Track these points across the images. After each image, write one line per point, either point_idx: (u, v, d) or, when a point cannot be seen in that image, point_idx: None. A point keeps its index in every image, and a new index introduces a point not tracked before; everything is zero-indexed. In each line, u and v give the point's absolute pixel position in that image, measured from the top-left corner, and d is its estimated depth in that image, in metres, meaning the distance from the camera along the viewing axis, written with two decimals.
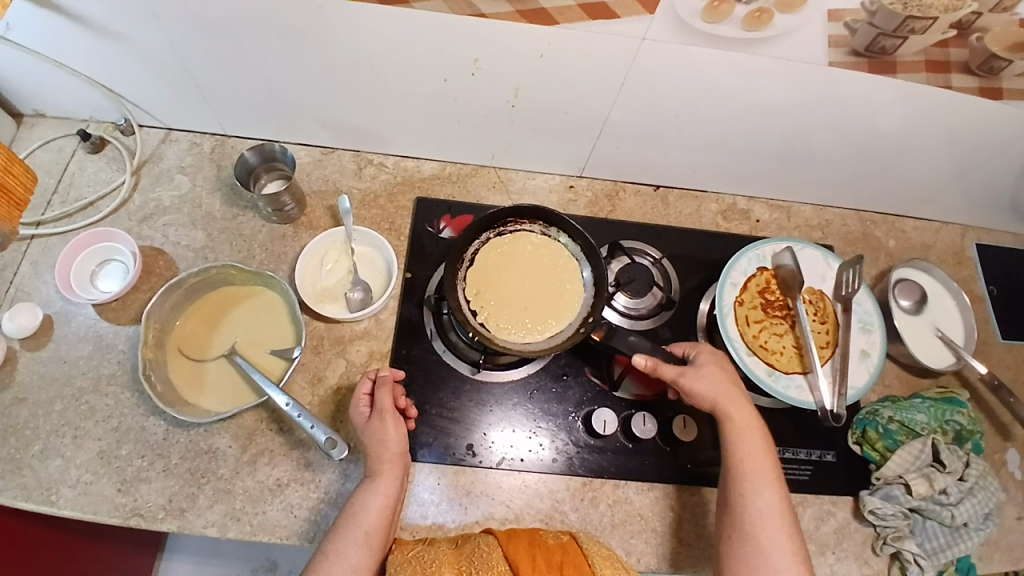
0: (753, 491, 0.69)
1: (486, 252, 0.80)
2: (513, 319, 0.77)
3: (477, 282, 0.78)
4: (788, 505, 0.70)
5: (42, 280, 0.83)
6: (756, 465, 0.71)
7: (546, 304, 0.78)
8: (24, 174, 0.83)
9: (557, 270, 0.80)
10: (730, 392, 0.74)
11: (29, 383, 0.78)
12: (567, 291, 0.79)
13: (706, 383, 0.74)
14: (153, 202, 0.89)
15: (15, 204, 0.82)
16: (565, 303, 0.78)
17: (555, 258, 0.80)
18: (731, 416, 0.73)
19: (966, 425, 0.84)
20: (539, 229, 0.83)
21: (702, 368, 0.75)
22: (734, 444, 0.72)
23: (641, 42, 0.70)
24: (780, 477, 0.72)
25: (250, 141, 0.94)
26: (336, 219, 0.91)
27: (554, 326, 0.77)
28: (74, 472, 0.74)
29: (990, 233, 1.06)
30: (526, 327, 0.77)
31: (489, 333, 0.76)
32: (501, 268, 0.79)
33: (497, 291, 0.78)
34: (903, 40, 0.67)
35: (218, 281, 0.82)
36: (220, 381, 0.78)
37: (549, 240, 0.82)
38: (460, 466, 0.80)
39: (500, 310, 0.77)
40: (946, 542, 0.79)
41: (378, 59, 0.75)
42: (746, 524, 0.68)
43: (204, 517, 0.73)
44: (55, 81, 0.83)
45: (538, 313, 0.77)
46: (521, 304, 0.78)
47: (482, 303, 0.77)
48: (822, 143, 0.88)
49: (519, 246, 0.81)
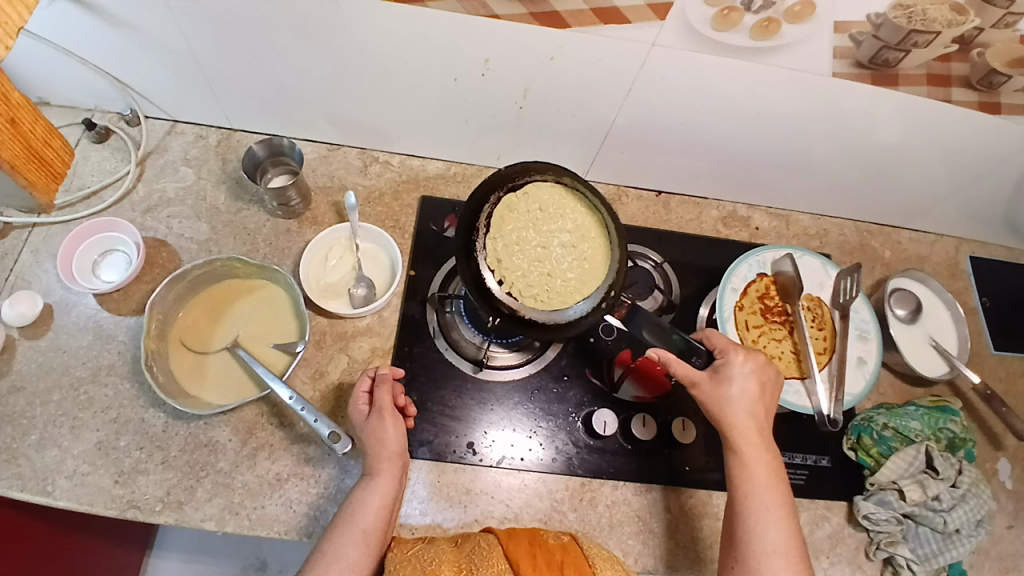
0: (760, 520, 0.67)
1: (499, 212, 0.70)
2: (537, 286, 0.68)
3: (492, 244, 0.68)
4: (797, 534, 0.68)
5: (43, 268, 0.82)
6: (763, 499, 0.68)
7: (572, 268, 0.69)
8: (64, 147, 0.86)
9: (578, 232, 0.71)
10: (739, 420, 0.70)
11: (27, 371, 0.77)
12: (592, 253, 0.70)
13: (715, 406, 0.71)
14: (157, 193, 0.89)
15: (54, 175, 0.85)
16: (591, 266, 0.69)
17: (576, 218, 0.72)
18: (739, 443, 0.70)
19: (958, 433, 0.85)
20: (551, 178, 0.73)
21: (712, 390, 0.72)
22: (739, 473, 0.69)
23: (651, 47, 0.71)
24: (788, 507, 0.69)
25: (255, 135, 0.94)
26: (340, 216, 0.91)
27: (584, 290, 0.68)
28: (71, 463, 0.73)
29: (983, 247, 1.08)
30: (554, 294, 0.68)
31: (513, 303, 0.67)
32: (520, 229, 0.70)
33: (516, 256, 0.68)
34: (906, 53, 0.69)
35: (223, 273, 0.82)
36: (222, 373, 0.77)
37: (565, 194, 0.73)
38: (460, 464, 0.80)
39: (522, 276, 0.68)
40: (938, 549, 0.79)
41: (391, 56, 0.76)
42: (750, 557, 0.66)
43: (202, 510, 0.73)
44: (63, 70, 0.83)
45: (564, 279, 0.68)
46: (543, 268, 0.69)
47: (502, 270, 0.68)
48: (823, 153, 0.89)
49: (533, 202, 0.71)
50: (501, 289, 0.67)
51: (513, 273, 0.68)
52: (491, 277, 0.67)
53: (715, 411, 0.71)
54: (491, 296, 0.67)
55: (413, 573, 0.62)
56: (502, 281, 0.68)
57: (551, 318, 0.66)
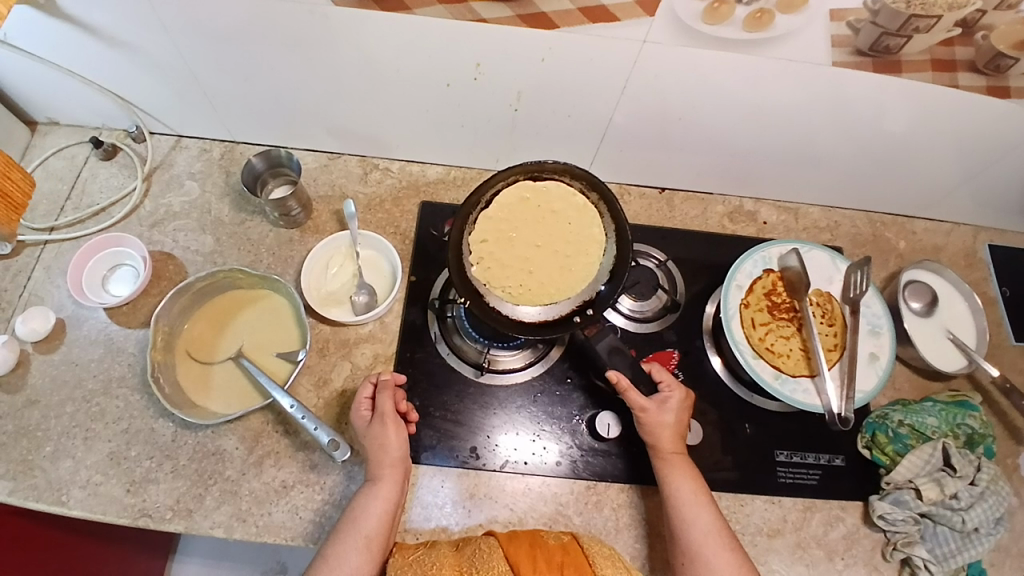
0: (687, 514, 0.71)
1: (513, 192, 0.79)
2: (512, 279, 0.76)
3: (488, 225, 0.77)
4: (724, 521, 0.72)
5: (55, 284, 0.85)
6: (685, 495, 0.72)
7: (555, 271, 0.77)
8: (25, 178, 0.76)
9: (580, 243, 0.78)
10: (658, 430, 0.75)
11: (41, 386, 0.79)
12: (581, 267, 0.77)
13: (645, 427, 0.75)
14: (163, 208, 0.91)
15: (14, 208, 0.75)
16: (572, 279, 0.76)
17: (584, 231, 0.78)
18: (666, 452, 0.75)
19: (977, 429, 0.82)
20: (580, 187, 0.80)
21: (652, 409, 0.75)
22: (666, 476, 0.74)
23: (642, 44, 0.70)
24: (710, 497, 0.73)
25: (257, 147, 0.95)
26: (341, 223, 0.92)
27: (552, 298, 0.76)
28: (85, 473, 0.75)
29: (1002, 235, 1.04)
30: (524, 290, 0.76)
31: (481, 286, 0.76)
32: (521, 225, 0.78)
33: (505, 249, 0.77)
34: (907, 39, 0.66)
35: (226, 284, 0.83)
36: (226, 383, 0.79)
37: (586, 205, 0.79)
38: (463, 469, 0.80)
39: (501, 269, 0.76)
40: (956, 548, 0.77)
41: (384, 64, 0.76)
42: (692, 549, 0.69)
43: (210, 518, 0.74)
44: (69, 89, 0.85)
45: (541, 281, 0.76)
46: (527, 267, 0.77)
47: (481, 251, 0.77)
48: (830, 144, 0.87)
49: (553, 203, 0.79)
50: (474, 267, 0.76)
51: (494, 260, 0.76)
52: (469, 260, 0.77)
53: (651, 428, 0.75)
54: (466, 282, 0.75)
55: None
56: (480, 260, 0.76)
57: (507, 310, 0.75)
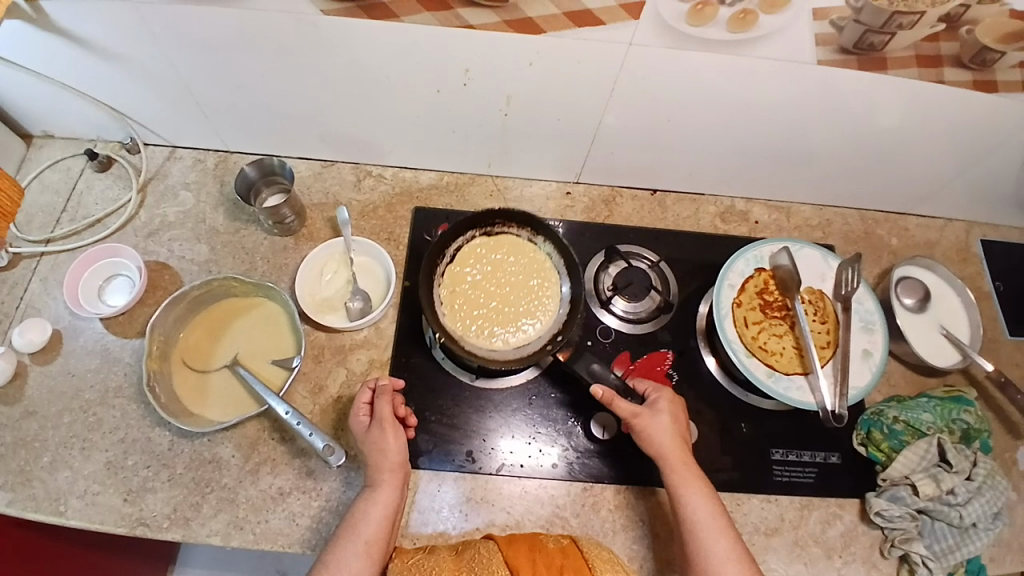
0: (701, 531, 0.70)
1: (470, 247, 0.83)
2: (482, 325, 0.79)
3: (453, 278, 0.81)
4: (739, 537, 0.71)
5: (52, 296, 0.86)
6: (699, 510, 0.71)
7: (518, 312, 0.80)
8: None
9: (537, 286, 0.81)
10: (667, 443, 0.73)
11: (38, 397, 0.80)
12: (542, 306, 0.80)
13: (646, 434, 0.74)
14: (158, 218, 0.91)
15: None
16: (535, 318, 0.80)
17: (540, 274, 0.82)
18: (674, 463, 0.73)
19: (973, 424, 0.82)
20: (528, 234, 0.84)
21: (646, 415, 0.75)
22: (678, 492, 0.72)
23: (629, 47, 0.71)
24: (724, 513, 0.72)
25: (251, 156, 0.96)
26: (335, 230, 0.92)
27: (522, 337, 0.79)
28: (82, 483, 0.75)
29: (995, 229, 1.04)
30: (494, 334, 0.79)
31: (453, 333, 0.78)
32: (479, 273, 0.81)
33: (472, 297, 0.80)
34: (892, 35, 0.68)
35: (220, 293, 0.84)
36: (222, 391, 0.79)
37: (538, 251, 0.83)
38: (461, 473, 0.80)
39: (471, 315, 0.79)
40: (955, 544, 0.77)
41: (376, 72, 0.77)
42: (702, 567, 0.68)
43: (208, 526, 0.74)
44: (64, 103, 0.86)
45: (509, 323, 0.79)
46: (491, 311, 0.80)
47: (449, 301, 0.80)
48: (818, 142, 0.87)
49: (505, 252, 0.83)
50: (443, 314, 0.79)
51: (463, 308, 0.79)
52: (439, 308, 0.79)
53: (646, 435, 0.74)
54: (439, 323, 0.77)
55: None
56: (449, 310, 0.79)
57: (481, 352, 0.77)
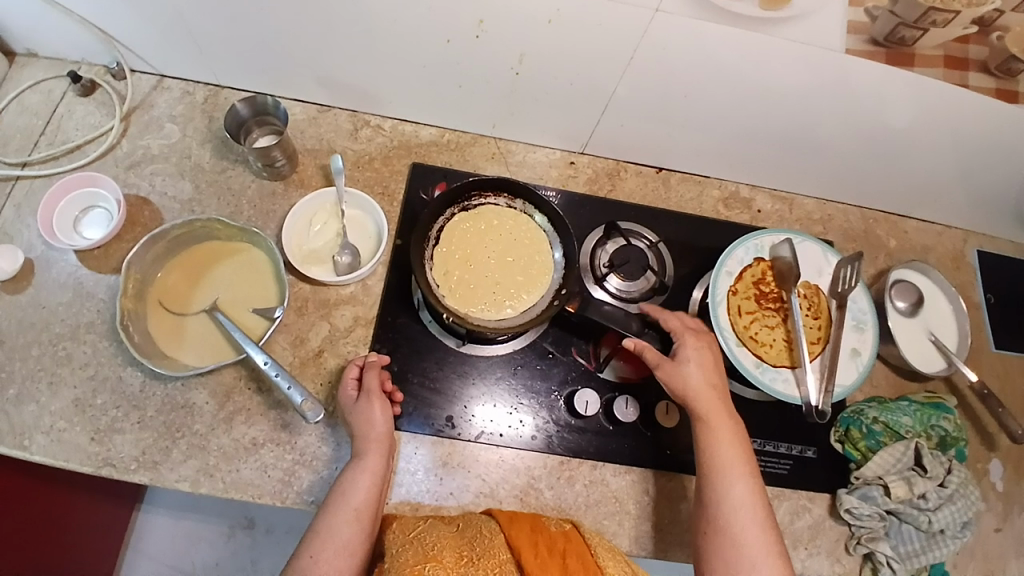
0: (724, 479, 0.68)
1: (452, 226, 0.80)
2: (485, 300, 0.77)
3: (444, 260, 0.78)
4: (764, 493, 0.69)
5: (25, 223, 0.81)
6: (725, 456, 0.70)
7: (518, 276, 0.78)
8: None
9: (525, 249, 0.79)
10: (696, 389, 0.72)
11: (6, 327, 0.76)
12: (537, 266, 0.79)
13: (671, 381, 0.73)
14: (141, 149, 0.87)
15: None
16: (535, 278, 0.78)
17: (524, 236, 0.80)
18: (703, 411, 0.71)
19: (950, 432, 0.83)
20: (505, 202, 0.82)
21: (670, 366, 0.74)
22: (704, 439, 0.71)
23: (653, 13, 0.68)
24: (751, 464, 0.70)
25: (243, 93, 0.91)
26: (327, 179, 0.89)
27: (528, 298, 0.77)
28: (48, 419, 0.73)
29: (991, 240, 1.04)
30: (498, 301, 0.77)
31: (458, 313, 0.75)
32: (468, 248, 0.79)
33: (468, 273, 0.78)
34: (923, 32, 0.65)
35: (203, 235, 0.80)
36: (199, 337, 0.76)
37: (518, 213, 0.82)
38: (438, 437, 0.79)
39: (472, 290, 0.77)
40: (921, 547, 0.79)
41: (382, 16, 0.73)
42: (719, 514, 0.67)
43: (177, 472, 0.73)
44: (47, 20, 0.80)
45: (512, 288, 0.77)
46: (492, 281, 0.77)
47: (448, 282, 0.77)
48: (831, 133, 0.85)
49: (489, 223, 0.80)
50: (445, 297, 0.76)
51: (462, 284, 0.77)
52: (438, 292, 0.76)
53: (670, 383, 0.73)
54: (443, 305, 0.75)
55: (414, 558, 0.60)
56: (450, 291, 0.76)
57: (494, 323, 0.76)
